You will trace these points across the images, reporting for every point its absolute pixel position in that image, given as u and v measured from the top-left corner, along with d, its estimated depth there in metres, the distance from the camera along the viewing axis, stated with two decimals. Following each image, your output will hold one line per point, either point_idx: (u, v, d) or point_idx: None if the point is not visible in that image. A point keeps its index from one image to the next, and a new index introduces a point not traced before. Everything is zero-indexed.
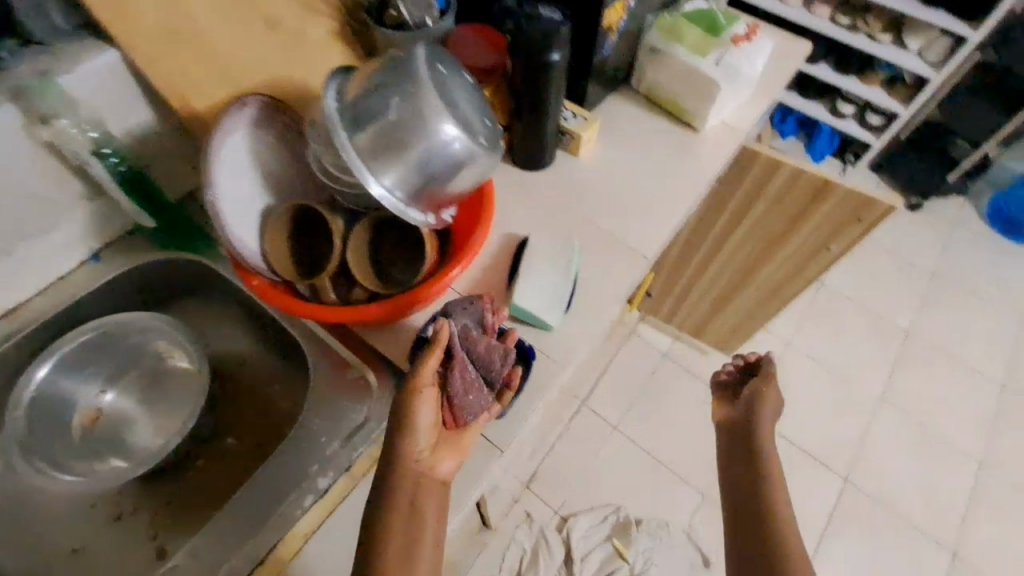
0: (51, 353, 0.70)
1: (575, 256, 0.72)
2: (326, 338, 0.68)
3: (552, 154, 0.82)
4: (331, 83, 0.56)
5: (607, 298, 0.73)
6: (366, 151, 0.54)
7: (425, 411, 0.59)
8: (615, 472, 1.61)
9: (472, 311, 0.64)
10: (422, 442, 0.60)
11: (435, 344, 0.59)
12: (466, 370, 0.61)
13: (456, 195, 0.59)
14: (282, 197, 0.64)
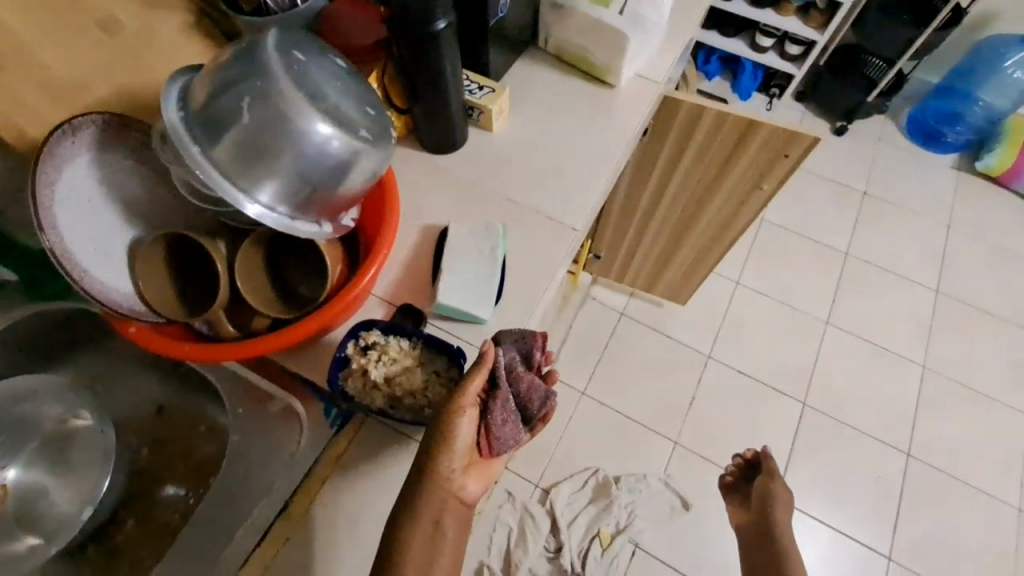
0: None
1: (500, 241, 0.67)
2: (241, 372, 0.62)
3: (464, 132, 0.77)
4: (173, 93, 0.49)
5: (541, 279, 0.69)
6: (231, 168, 0.48)
7: (461, 437, 0.55)
8: (588, 436, 1.63)
9: (523, 342, 0.58)
10: (455, 466, 0.56)
11: (477, 372, 0.54)
12: (507, 403, 0.56)
13: (349, 197, 0.54)
14: (155, 226, 0.57)
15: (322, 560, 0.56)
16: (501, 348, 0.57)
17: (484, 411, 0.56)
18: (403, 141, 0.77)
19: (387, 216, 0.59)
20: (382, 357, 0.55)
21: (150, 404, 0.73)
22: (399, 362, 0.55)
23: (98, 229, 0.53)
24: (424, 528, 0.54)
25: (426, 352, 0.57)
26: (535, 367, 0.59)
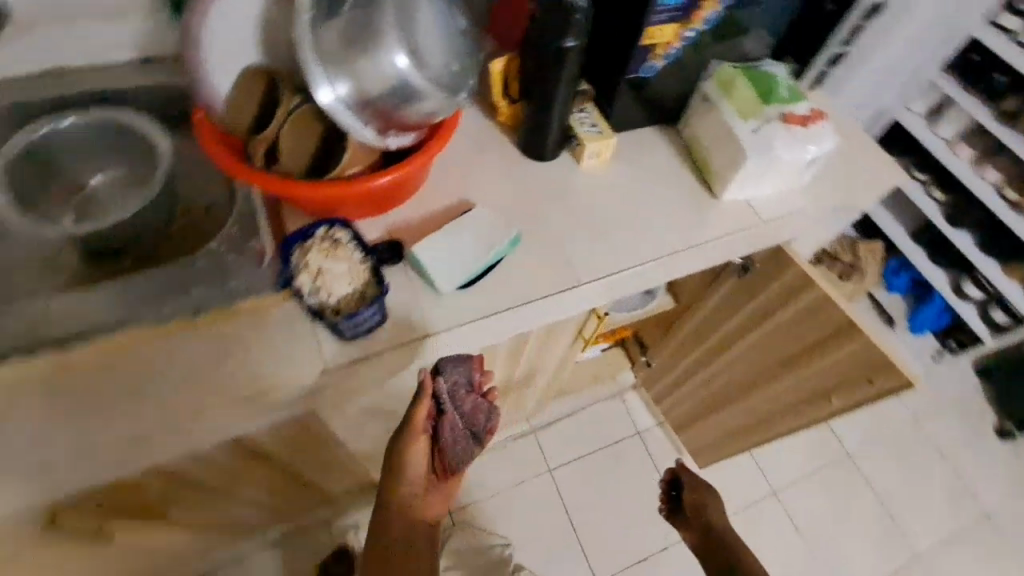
0: (58, 118, 0.77)
1: (505, 243, 0.71)
2: (255, 203, 0.71)
3: (555, 150, 0.80)
4: None
5: (515, 297, 0.71)
6: (321, 56, 0.58)
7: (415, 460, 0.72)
8: (525, 509, 1.58)
9: (461, 372, 0.69)
10: (415, 485, 0.74)
11: (420, 398, 0.67)
12: (453, 425, 0.70)
13: (399, 126, 0.61)
14: (274, 66, 0.69)
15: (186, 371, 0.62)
16: (444, 377, 0.69)
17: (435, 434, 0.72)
18: (501, 130, 0.83)
19: (425, 151, 0.64)
20: (329, 247, 0.61)
21: None
22: (338, 259, 0.61)
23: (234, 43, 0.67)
24: (399, 532, 0.73)
25: (366, 271, 0.62)
26: (480, 390, 0.71)
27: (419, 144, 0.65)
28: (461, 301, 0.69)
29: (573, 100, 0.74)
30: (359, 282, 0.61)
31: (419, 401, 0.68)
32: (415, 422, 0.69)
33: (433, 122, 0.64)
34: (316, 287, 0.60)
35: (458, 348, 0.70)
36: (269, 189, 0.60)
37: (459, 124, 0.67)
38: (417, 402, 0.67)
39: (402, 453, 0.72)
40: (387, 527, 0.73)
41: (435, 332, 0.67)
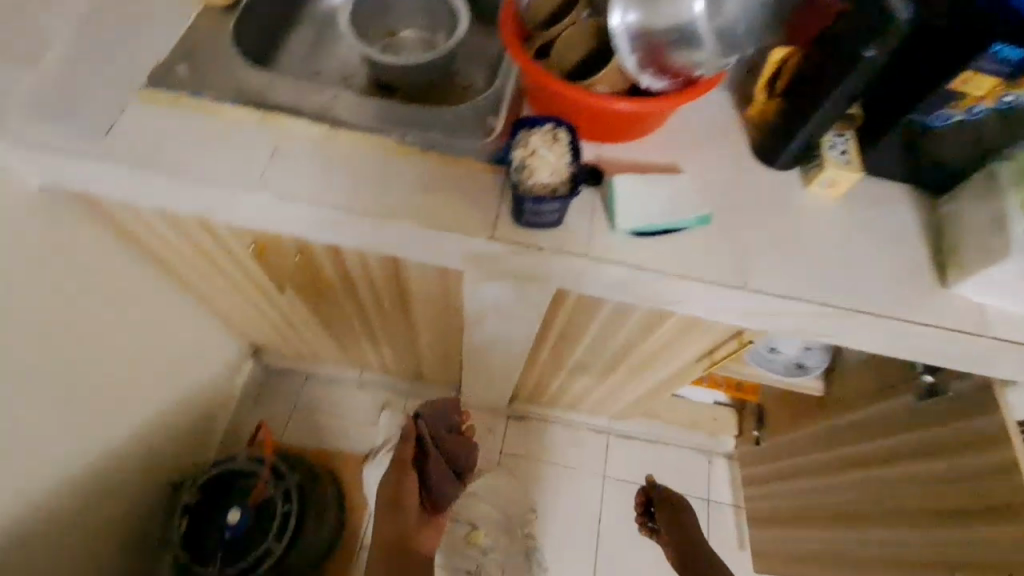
0: None
1: (693, 217, 0.72)
2: (506, 89, 0.80)
3: (789, 162, 0.77)
4: None
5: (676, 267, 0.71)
6: None
7: (410, 481, 1.10)
8: (564, 494, 1.59)
9: (443, 414, 1.24)
10: (414, 518, 1.08)
11: (409, 434, 1.13)
12: (437, 463, 1.17)
13: (669, 67, 0.65)
14: None
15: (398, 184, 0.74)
16: (421, 422, 1.17)
17: (422, 465, 1.17)
18: (746, 119, 0.81)
19: (675, 96, 0.67)
20: (549, 139, 0.68)
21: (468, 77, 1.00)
22: (550, 151, 0.68)
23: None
24: (398, 561, 1.01)
25: (568, 172, 0.68)
26: (455, 431, 1.26)
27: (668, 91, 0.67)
28: (632, 244, 0.72)
29: (838, 117, 0.70)
30: (558, 177, 0.68)
31: (407, 442, 1.14)
32: (406, 455, 1.13)
33: (700, 74, 0.66)
34: (522, 165, 0.68)
35: (606, 281, 0.74)
36: (531, 76, 0.68)
37: (717, 86, 0.69)
38: (404, 442, 1.14)
39: (405, 470, 1.11)
40: (401, 538, 1.04)
41: (591, 256, 0.71)
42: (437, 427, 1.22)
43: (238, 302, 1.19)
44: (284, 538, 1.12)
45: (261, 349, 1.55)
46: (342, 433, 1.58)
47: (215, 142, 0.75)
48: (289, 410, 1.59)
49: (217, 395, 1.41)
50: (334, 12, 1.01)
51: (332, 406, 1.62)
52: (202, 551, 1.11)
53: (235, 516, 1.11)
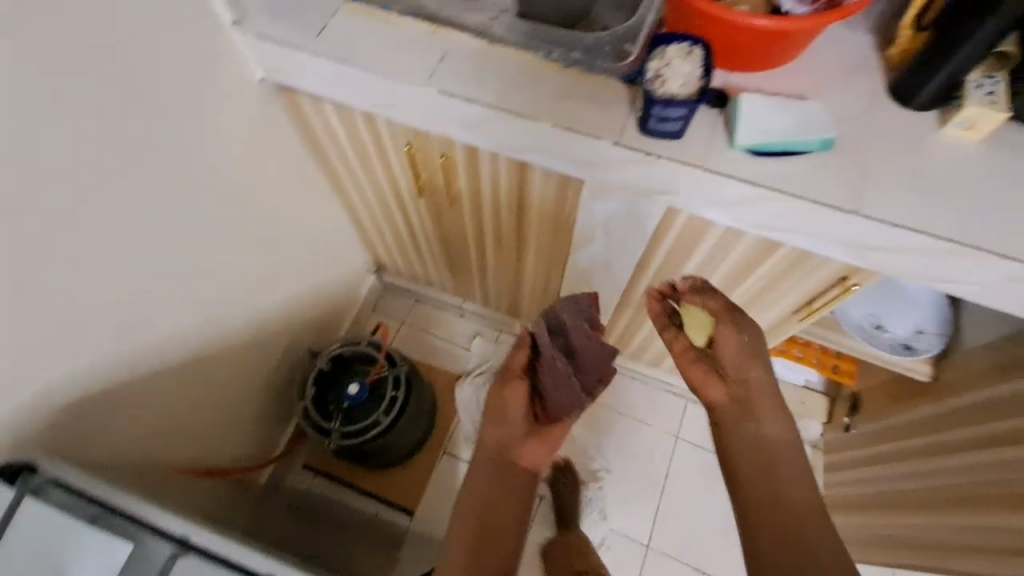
0: None
1: (816, 134, 0.73)
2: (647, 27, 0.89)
3: (926, 103, 0.77)
4: None
5: (795, 181, 0.74)
6: None
7: (517, 399, 0.94)
8: (633, 444, 1.63)
9: (581, 303, 1.03)
10: (515, 426, 0.93)
11: (520, 341, 0.99)
12: (557, 364, 0.98)
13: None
14: None
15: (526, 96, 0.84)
16: (559, 310, 1.03)
17: (535, 381, 0.98)
18: (885, 59, 0.82)
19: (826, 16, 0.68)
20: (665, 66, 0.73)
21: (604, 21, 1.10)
22: (674, 72, 0.73)
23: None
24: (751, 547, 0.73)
25: (697, 83, 0.73)
26: (596, 327, 1.05)
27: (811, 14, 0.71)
28: (730, 154, 0.76)
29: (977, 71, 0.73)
30: (686, 90, 0.72)
31: (519, 351, 0.99)
32: (516, 366, 0.97)
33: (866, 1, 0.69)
34: (655, 75, 0.73)
35: (720, 188, 0.76)
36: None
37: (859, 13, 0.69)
38: (518, 349, 0.99)
39: (512, 392, 0.94)
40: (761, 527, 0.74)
41: (707, 160, 0.76)
42: (575, 322, 1.04)
43: (375, 210, 1.36)
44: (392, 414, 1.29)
45: (381, 267, 1.76)
46: (441, 352, 1.76)
47: (401, 44, 0.88)
48: (397, 322, 1.80)
49: (343, 296, 1.63)
50: None
51: (435, 325, 1.79)
52: (325, 412, 1.31)
53: (354, 389, 1.29)
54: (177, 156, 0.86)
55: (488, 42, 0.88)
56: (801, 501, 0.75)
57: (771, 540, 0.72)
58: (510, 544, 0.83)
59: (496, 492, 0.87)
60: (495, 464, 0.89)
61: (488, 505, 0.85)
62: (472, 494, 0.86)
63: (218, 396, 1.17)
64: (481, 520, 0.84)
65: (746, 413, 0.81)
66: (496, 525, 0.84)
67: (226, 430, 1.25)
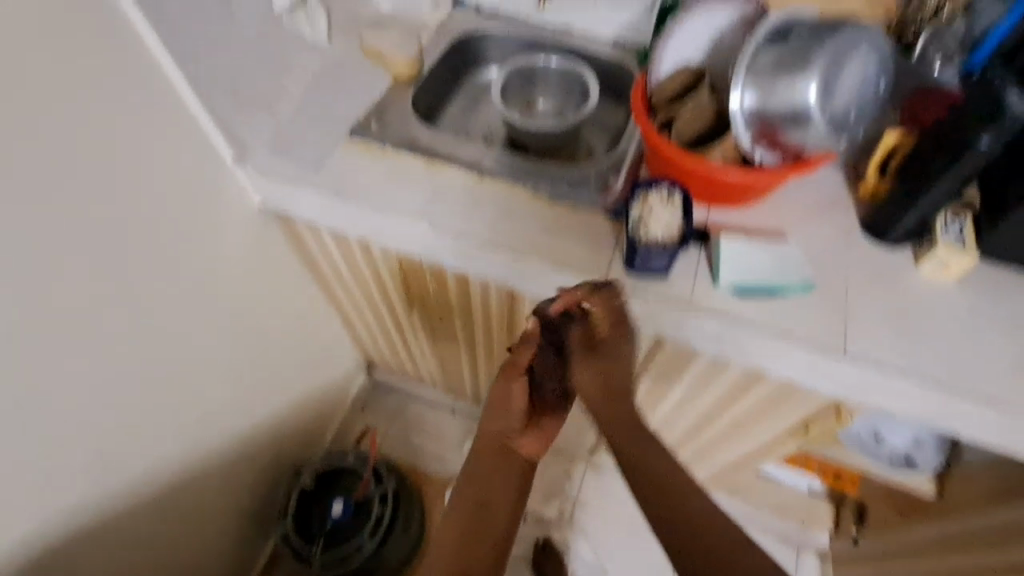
0: (561, 57, 1.16)
1: (794, 277, 0.76)
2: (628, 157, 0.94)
3: (898, 240, 0.80)
4: (790, 11, 0.74)
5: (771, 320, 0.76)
6: (757, 68, 0.72)
7: (517, 403, 0.86)
8: (631, 555, 1.55)
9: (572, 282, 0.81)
10: (517, 417, 0.88)
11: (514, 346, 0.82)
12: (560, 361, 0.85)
13: (789, 142, 0.73)
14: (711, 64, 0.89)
15: (512, 230, 0.87)
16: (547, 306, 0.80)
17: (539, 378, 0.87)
18: (855, 196, 0.86)
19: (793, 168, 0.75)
20: (647, 212, 0.77)
21: (589, 145, 1.17)
22: (658, 218, 0.76)
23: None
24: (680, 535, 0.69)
25: (679, 228, 0.76)
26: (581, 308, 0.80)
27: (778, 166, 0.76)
28: (715, 294, 0.78)
29: (942, 216, 0.77)
30: (670, 237, 0.76)
31: (527, 346, 0.81)
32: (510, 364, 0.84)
33: (828, 151, 0.73)
34: (639, 220, 0.77)
35: (704, 328, 0.78)
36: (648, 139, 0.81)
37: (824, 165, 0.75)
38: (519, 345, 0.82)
39: (512, 391, 0.85)
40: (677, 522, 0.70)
41: (690, 299, 0.77)
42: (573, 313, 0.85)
43: (368, 314, 1.37)
44: (376, 538, 1.22)
45: (373, 364, 1.74)
46: (432, 452, 1.70)
47: (392, 179, 0.93)
48: (388, 421, 1.75)
49: (333, 396, 1.60)
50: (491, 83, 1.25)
51: (426, 423, 1.75)
52: (305, 533, 1.25)
53: (338, 509, 1.26)
54: (163, 288, 0.88)
55: (476, 176, 0.92)
56: (698, 509, 0.71)
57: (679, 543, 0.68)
58: (499, 521, 0.86)
59: (501, 481, 0.89)
60: (494, 462, 0.90)
61: (480, 503, 0.86)
62: (465, 482, 0.88)
63: (184, 517, 1.12)
64: (471, 519, 0.84)
65: (622, 428, 0.78)
66: (490, 522, 0.84)
67: (187, 550, 1.17)
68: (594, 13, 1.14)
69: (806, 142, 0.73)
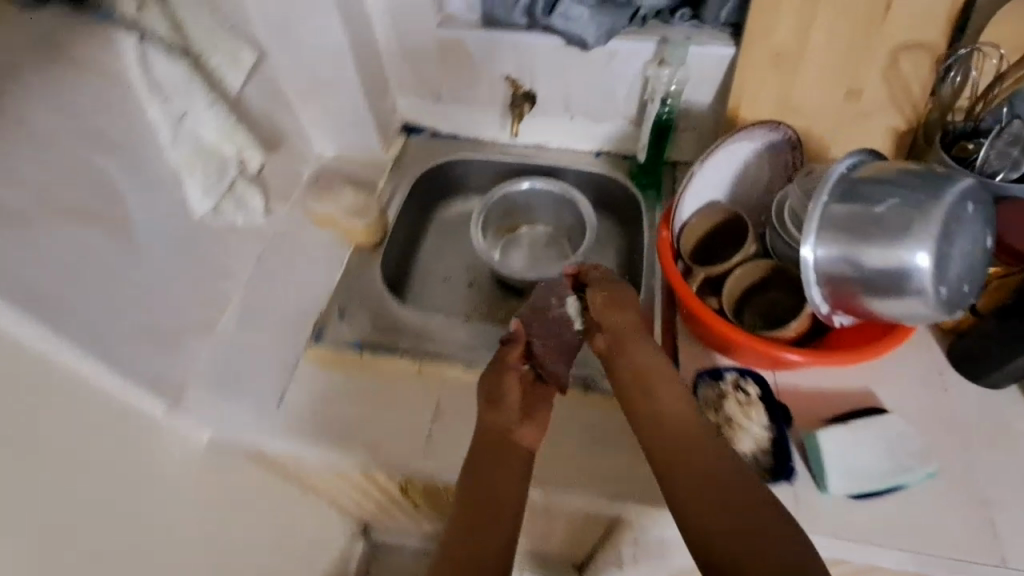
0: (541, 181, 1.00)
1: (912, 469, 0.62)
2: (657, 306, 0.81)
3: (1005, 382, 0.67)
4: (856, 154, 0.62)
5: (902, 523, 0.60)
6: (831, 218, 0.58)
7: (508, 389, 0.68)
8: None
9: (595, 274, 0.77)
10: (512, 410, 0.67)
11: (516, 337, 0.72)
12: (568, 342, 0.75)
13: (869, 310, 0.59)
14: (737, 194, 0.76)
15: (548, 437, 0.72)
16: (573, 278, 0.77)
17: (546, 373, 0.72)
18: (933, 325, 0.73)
19: (875, 346, 0.62)
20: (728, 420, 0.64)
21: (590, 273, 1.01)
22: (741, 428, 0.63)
23: (700, 86, 0.88)
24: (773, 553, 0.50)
25: (768, 439, 0.64)
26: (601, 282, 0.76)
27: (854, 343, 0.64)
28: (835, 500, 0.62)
29: None
30: (760, 450, 0.63)
31: (513, 344, 0.72)
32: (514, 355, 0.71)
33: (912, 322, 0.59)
34: (719, 430, 0.64)
35: (833, 554, 0.61)
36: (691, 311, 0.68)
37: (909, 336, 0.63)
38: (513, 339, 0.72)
39: (500, 384, 0.68)
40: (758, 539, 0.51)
41: (796, 514, 0.61)
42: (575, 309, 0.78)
43: None
44: None
45: (368, 526, 1.49)
46: None
47: (389, 396, 0.74)
48: None
49: None
50: (464, 215, 1.09)
51: None
52: None
53: None
54: None
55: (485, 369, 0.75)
56: (727, 478, 0.55)
57: (694, 533, 0.53)
58: (508, 533, 0.59)
59: (505, 487, 0.62)
60: (495, 454, 0.64)
61: (489, 504, 0.60)
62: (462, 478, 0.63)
63: None
64: (479, 531, 0.58)
65: (639, 385, 0.66)
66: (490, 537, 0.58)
67: None
68: (570, 127, 1.00)
69: (889, 313, 0.58)
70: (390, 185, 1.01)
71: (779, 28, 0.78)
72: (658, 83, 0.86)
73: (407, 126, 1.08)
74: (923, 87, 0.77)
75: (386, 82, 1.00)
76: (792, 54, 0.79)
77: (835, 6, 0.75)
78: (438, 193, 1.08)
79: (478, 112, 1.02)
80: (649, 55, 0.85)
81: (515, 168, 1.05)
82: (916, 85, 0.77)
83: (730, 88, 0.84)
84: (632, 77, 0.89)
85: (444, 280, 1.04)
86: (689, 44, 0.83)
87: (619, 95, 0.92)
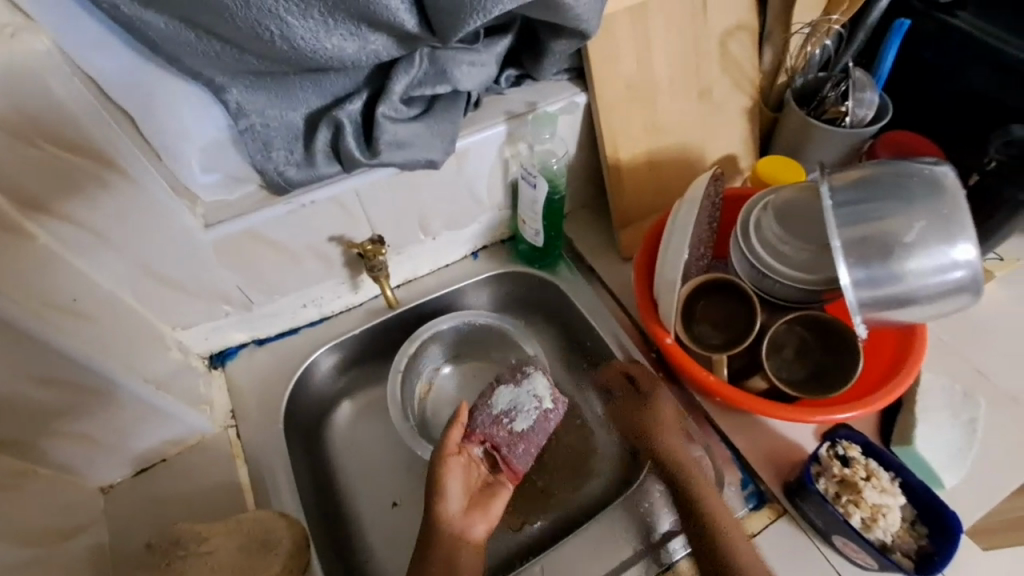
0: (442, 320, 0.79)
1: (979, 415, 0.64)
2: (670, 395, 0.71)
3: None
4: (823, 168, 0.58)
5: (998, 468, 0.63)
6: (854, 243, 0.53)
7: (451, 485, 0.62)
8: None
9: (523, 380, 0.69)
10: (457, 496, 0.62)
11: (456, 416, 0.66)
12: (523, 442, 0.67)
13: (914, 319, 0.56)
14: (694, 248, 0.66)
15: None
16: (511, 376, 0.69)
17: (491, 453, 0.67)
18: None
19: (917, 350, 0.60)
20: (869, 507, 0.55)
21: None
22: (888, 508, 0.55)
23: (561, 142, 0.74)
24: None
25: (908, 497, 0.57)
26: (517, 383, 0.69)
27: (894, 355, 0.62)
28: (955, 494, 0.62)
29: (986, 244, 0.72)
30: (908, 515, 0.56)
31: (454, 426, 0.66)
32: (456, 441, 0.65)
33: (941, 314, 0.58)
34: (868, 522, 0.55)
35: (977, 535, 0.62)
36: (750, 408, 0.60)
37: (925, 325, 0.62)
38: (453, 422, 0.66)
39: (440, 474, 0.63)
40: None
41: None
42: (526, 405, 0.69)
43: None
44: None
45: None
46: None
47: None
48: None
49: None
50: (360, 412, 0.79)
51: None
52: None
53: None
54: None
55: None
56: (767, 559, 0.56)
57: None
58: None
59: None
60: (442, 559, 0.57)
61: None
62: None
63: None
64: None
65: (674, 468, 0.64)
66: None
67: None
68: (433, 245, 0.78)
69: (920, 317, 0.56)
70: (256, 453, 0.67)
71: (621, 57, 0.67)
72: (526, 161, 0.70)
73: (214, 357, 0.73)
74: (752, 62, 0.76)
75: (153, 328, 0.62)
76: (644, 80, 0.70)
77: (661, 19, 0.68)
78: (313, 409, 0.76)
79: (312, 289, 0.73)
80: (501, 137, 0.68)
81: (395, 324, 0.80)
82: (747, 63, 0.76)
83: (598, 136, 0.72)
84: (489, 166, 0.71)
85: (395, 506, 0.73)
86: (540, 107, 0.67)
87: (480, 188, 0.74)
